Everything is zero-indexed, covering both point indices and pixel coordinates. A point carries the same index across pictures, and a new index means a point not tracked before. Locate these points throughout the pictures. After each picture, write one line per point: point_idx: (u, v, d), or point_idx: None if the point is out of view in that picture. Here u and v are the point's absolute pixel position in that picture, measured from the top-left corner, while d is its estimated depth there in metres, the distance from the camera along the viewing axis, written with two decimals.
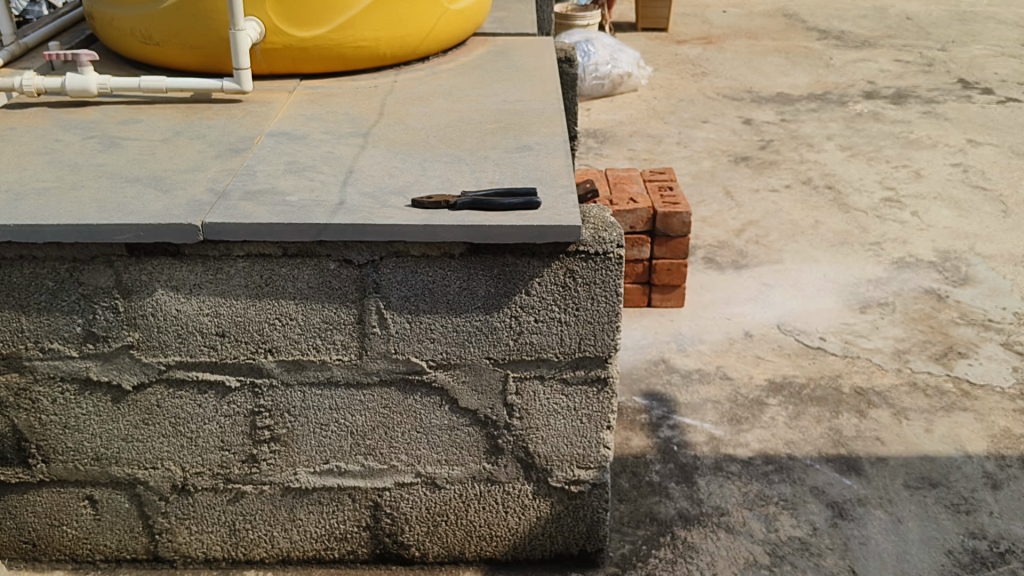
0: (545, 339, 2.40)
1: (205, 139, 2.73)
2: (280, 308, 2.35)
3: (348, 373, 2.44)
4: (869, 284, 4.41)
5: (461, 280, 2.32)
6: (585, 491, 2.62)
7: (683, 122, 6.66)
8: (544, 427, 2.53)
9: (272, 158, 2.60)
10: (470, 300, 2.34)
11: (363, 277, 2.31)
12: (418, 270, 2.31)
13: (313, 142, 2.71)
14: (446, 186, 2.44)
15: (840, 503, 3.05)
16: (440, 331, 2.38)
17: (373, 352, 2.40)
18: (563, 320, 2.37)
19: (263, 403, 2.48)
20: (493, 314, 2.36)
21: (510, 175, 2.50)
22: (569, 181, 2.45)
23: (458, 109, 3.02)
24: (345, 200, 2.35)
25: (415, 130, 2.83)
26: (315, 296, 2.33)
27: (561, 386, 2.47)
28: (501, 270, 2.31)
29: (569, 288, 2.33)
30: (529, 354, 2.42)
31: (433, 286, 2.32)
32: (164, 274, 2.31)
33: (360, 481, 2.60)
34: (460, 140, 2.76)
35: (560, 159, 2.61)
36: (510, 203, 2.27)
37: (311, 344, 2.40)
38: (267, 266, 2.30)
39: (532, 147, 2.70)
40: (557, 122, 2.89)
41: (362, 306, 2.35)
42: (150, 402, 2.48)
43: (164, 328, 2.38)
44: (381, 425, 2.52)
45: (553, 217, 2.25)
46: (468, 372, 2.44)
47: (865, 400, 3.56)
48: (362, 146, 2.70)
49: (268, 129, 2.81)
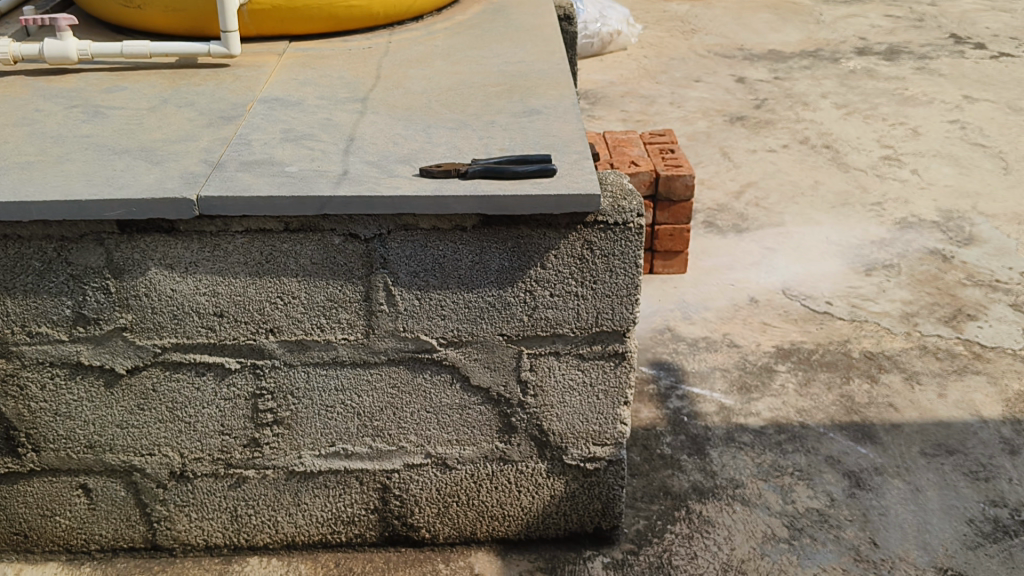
0: (560, 314, 2.29)
1: (193, 106, 2.58)
2: (281, 286, 2.22)
3: (354, 353, 2.33)
4: (873, 245, 4.33)
5: (473, 254, 2.20)
6: (601, 469, 2.53)
7: (675, 82, 6.52)
8: (559, 404, 2.43)
9: (266, 126, 2.45)
10: (483, 275, 2.23)
11: (370, 251, 2.18)
12: (428, 244, 2.19)
13: (308, 108, 2.56)
14: (454, 153, 2.31)
15: (857, 473, 2.98)
16: (451, 308, 2.27)
17: (380, 330, 2.29)
18: (580, 294, 2.26)
19: (265, 385, 2.37)
20: (506, 288, 2.25)
21: (521, 141, 2.37)
22: (582, 146, 2.33)
23: (459, 71, 2.88)
24: (349, 169, 2.21)
25: (414, 94, 2.69)
26: (319, 273, 2.21)
27: (577, 361, 2.37)
28: (515, 242, 2.19)
29: (586, 260, 2.22)
30: (543, 330, 2.31)
31: (444, 261, 2.20)
32: (158, 252, 2.17)
33: (368, 463, 2.50)
34: (465, 104, 2.62)
35: (572, 124, 2.48)
36: (524, 171, 2.15)
37: (315, 323, 2.28)
38: (268, 242, 2.17)
39: (541, 110, 2.57)
40: (564, 84, 2.76)
41: (369, 282, 2.23)
42: (145, 386, 2.36)
43: (159, 308, 2.24)
44: (390, 405, 2.42)
45: (571, 186, 2.13)
46: (480, 350, 2.34)
47: (876, 365, 3.49)
48: (361, 111, 2.56)
49: (260, 94, 2.65)
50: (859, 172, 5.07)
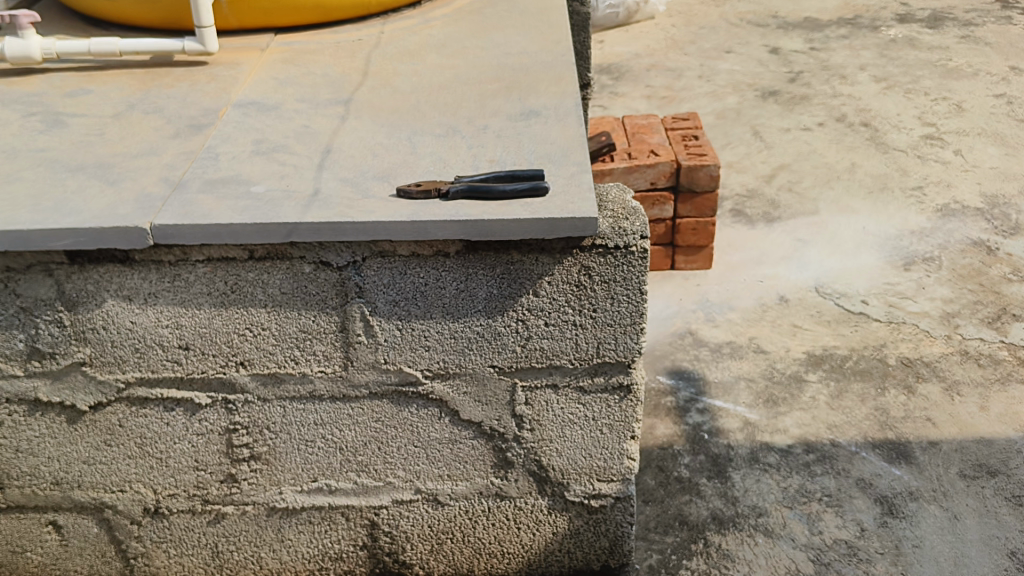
0: (557, 345, 2.07)
1: (162, 112, 2.37)
2: (249, 317, 2.02)
3: (333, 386, 2.13)
4: (912, 236, 4.04)
5: (458, 282, 1.98)
6: (608, 506, 2.33)
7: (704, 53, 6.21)
8: (558, 439, 2.22)
9: (238, 136, 2.24)
10: (469, 303, 2.01)
11: (345, 280, 1.98)
12: (407, 271, 1.97)
13: (286, 114, 2.34)
14: (439, 166, 2.08)
15: (889, 498, 2.75)
16: (436, 338, 2.06)
17: (360, 363, 2.09)
18: (578, 323, 2.04)
19: (239, 420, 2.18)
20: (496, 317, 2.03)
21: (514, 150, 2.13)
22: (581, 156, 2.09)
23: (455, 66, 2.64)
24: (320, 188, 2.00)
25: (403, 94, 2.46)
26: (290, 303, 2.01)
27: (577, 395, 2.16)
28: (505, 269, 1.97)
29: (584, 287, 1.99)
30: (539, 362, 2.10)
31: (426, 289, 1.99)
32: (113, 283, 1.98)
33: (354, 499, 2.30)
34: (457, 105, 2.38)
35: (573, 127, 2.23)
36: (513, 189, 1.92)
37: (288, 356, 2.08)
38: (232, 271, 1.96)
39: (539, 111, 2.32)
40: (567, 79, 2.51)
41: (344, 313, 2.02)
42: (110, 422, 2.18)
43: (119, 341, 2.05)
44: (374, 440, 2.22)
45: (565, 207, 1.90)
46: (470, 382, 2.13)
47: (913, 373, 3.23)
48: (343, 116, 2.33)
49: (236, 97, 2.44)
50: (897, 153, 4.76)
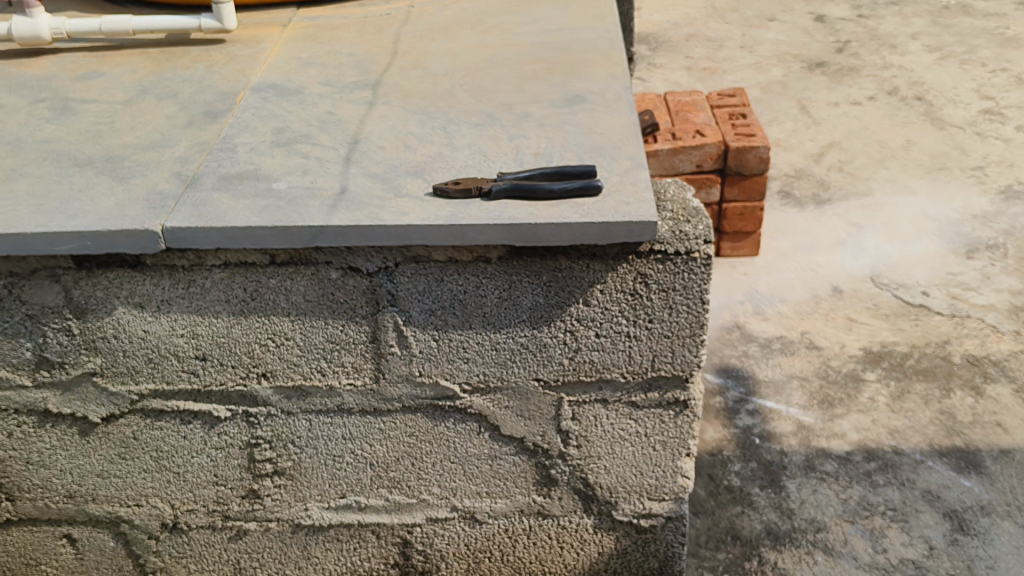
0: (608, 358, 1.89)
1: (177, 98, 2.19)
2: (272, 326, 1.85)
3: (362, 400, 1.96)
4: (974, 221, 3.80)
5: (500, 289, 1.80)
6: (659, 526, 2.14)
7: (746, 22, 5.92)
8: (607, 456, 2.04)
9: (257, 124, 2.05)
10: (512, 312, 1.83)
11: (376, 287, 1.80)
12: (444, 278, 1.78)
13: (309, 99, 2.15)
14: (478, 160, 1.88)
15: (959, 513, 2.56)
16: (475, 350, 1.88)
17: (392, 375, 1.92)
18: (631, 334, 1.85)
19: (261, 434, 2.01)
20: (541, 328, 1.85)
21: (560, 142, 1.93)
22: (635, 149, 1.88)
23: (491, 43, 2.43)
24: (348, 185, 1.81)
25: (436, 77, 2.25)
26: (316, 311, 1.83)
27: (628, 410, 1.97)
28: (552, 276, 1.78)
29: (640, 296, 1.80)
30: (587, 375, 1.91)
31: (465, 298, 1.81)
32: (123, 289, 1.81)
33: (385, 517, 2.14)
34: (495, 89, 2.17)
35: (623, 115, 2.02)
36: (562, 189, 1.73)
37: (314, 367, 1.91)
38: (251, 277, 1.78)
39: (585, 96, 2.11)
40: (615, 59, 2.29)
41: (375, 322, 1.84)
42: (124, 434, 2.02)
43: (131, 351, 1.89)
44: (407, 456, 2.05)
45: (620, 209, 1.70)
46: (512, 397, 1.95)
47: (981, 373, 3.02)
48: (371, 102, 2.14)
49: (255, 80, 2.25)
50: (955, 129, 4.49)
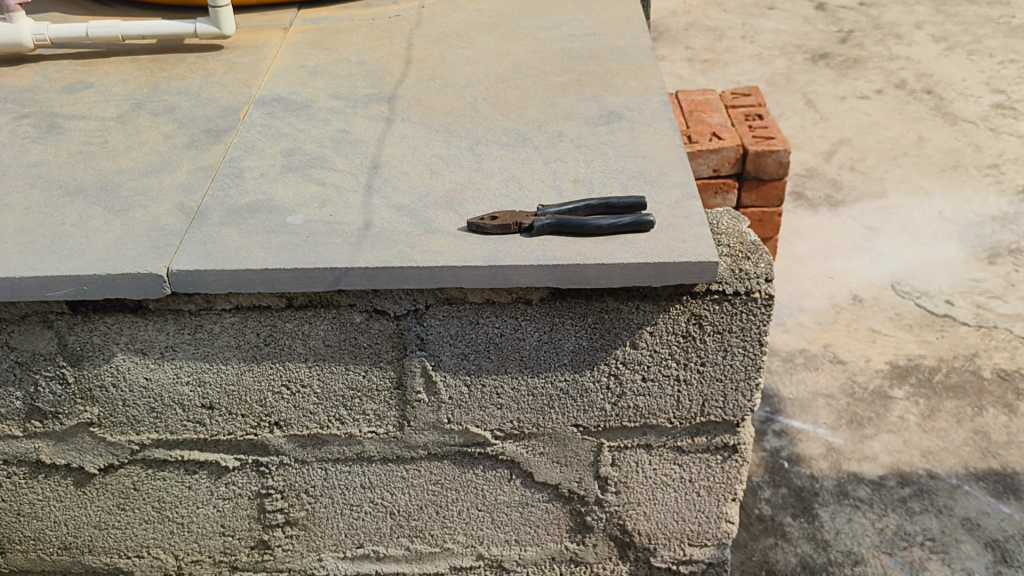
0: (654, 403, 1.74)
1: (174, 113, 2.00)
2: (287, 373, 1.69)
3: (384, 448, 1.80)
4: (994, 223, 3.68)
5: (540, 332, 1.64)
6: (699, 572, 2.01)
7: (745, 10, 5.76)
8: (647, 502, 1.89)
9: (265, 145, 1.87)
10: (552, 356, 1.67)
11: (403, 331, 1.64)
12: (480, 321, 1.63)
13: (320, 115, 1.98)
14: (512, 190, 1.73)
15: (1001, 543, 2.44)
16: (510, 395, 1.73)
17: (418, 422, 1.76)
18: (681, 378, 1.71)
19: (273, 484, 1.85)
20: (583, 372, 1.69)
21: (600, 168, 1.78)
22: (684, 177, 1.73)
23: (512, 52, 2.26)
24: (372, 219, 1.64)
25: (456, 89, 2.08)
26: (336, 357, 1.67)
27: (673, 455, 1.82)
28: (598, 318, 1.63)
29: (692, 338, 1.65)
30: (630, 421, 1.77)
31: (501, 341, 1.65)
32: (124, 335, 1.64)
33: (405, 566, 1.99)
34: (522, 104, 2.01)
35: (665, 135, 1.87)
36: (609, 224, 1.57)
37: (332, 415, 1.75)
38: (266, 321, 1.62)
39: (621, 114, 1.95)
40: (648, 72, 2.13)
41: (401, 367, 1.68)
42: (123, 485, 1.85)
43: (132, 400, 1.72)
44: (431, 504, 1.90)
45: (675, 247, 1.55)
46: (549, 443, 1.80)
47: (1013, 390, 2.91)
48: (388, 119, 1.96)
49: (259, 92, 2.07)
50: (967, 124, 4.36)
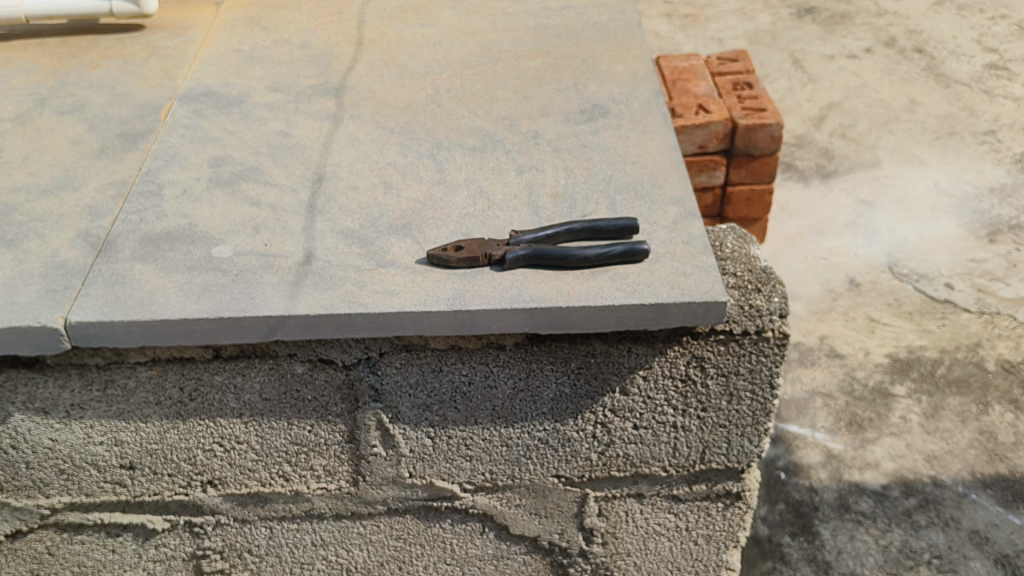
0: (648, 451, 1.51)
1: (84, 112, 1.71)
2: (218, 430, 1.44)
3: (337, 504, 1.57)
4: (994, 196, 3.38)
5: (516, 380, 1.40)
6: None
7: None
8: (640, 554, 1.66)
9: (190, 151, 1.59)
10: (529, 405, 1.44)
11: (355, 382, 1.39)
12: (443, 369, 1.38)
13: (256, 113, 1.69)
14: (480, 209, 1.46)
15: (1012, 560, 2.28)
16: (481, 447, 1.49)
17: (375, 477, 1.52)
18: (678, 425, 1.48)
19: (210, 545, 1.61)
20: (565, 421, 1.46)
21: (584, 178, 1.52)
22: (682, 190, 1.48)
23: (479, 30, 1.97)
24: (314, 250, 1.38)
25: (414, 78, 1.80)
26: (276, 411, 1.42)
27: (668, 504, 1.60)
28: (583, 364, 1.39)
29: (693, 382, 1.42)
30: (620, 470, 1.54)
31: (470, 390, 1.41)
32: (21, 392, 1.38)
33: None
34: (491, 98, 1.74)
35: (657, 135, 1.61)
36: (597, 254, 1.32)
37: (274, 472, 1.51)
38: (190, 375, 1.36)
39: (606, 108, 1.69)
40: (635, 56, 1.86)
41: (353, 421, 1.44)
42: (36, 550, 1.59)
43: (37, 463, 1.47)
44: (393, 561, 1.66)
45: (675, 282, 1.30)
46: (526, 494, 1.57)
47: (1019, 385, 2.71)
48: (335, 116, 1.69)
49: (185, 85, 1.78)
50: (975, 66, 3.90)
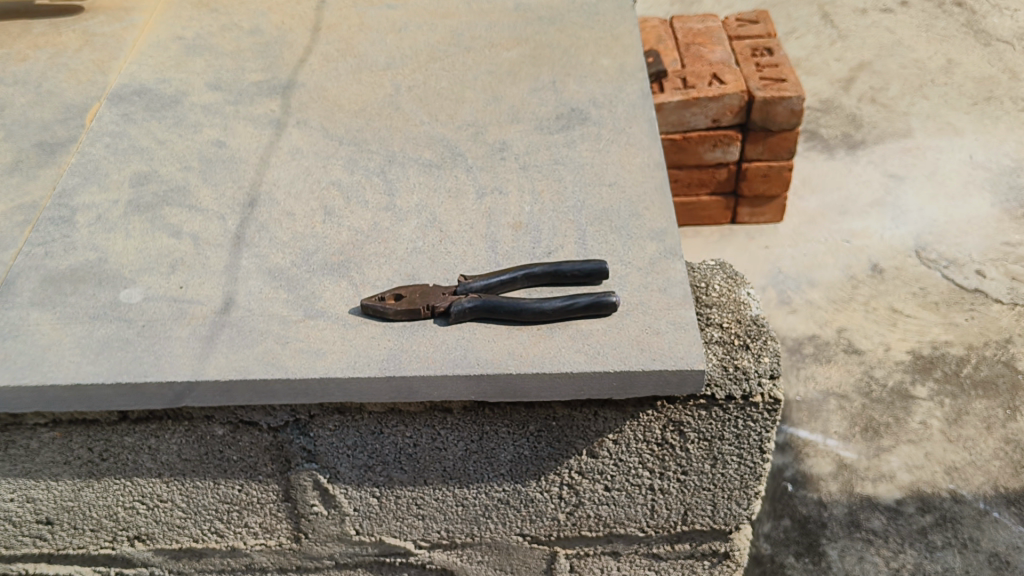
0: (622, 511, 1.35)
1: (2, 114, 1.53)
2: (137, 488, 1.29)
3: (280, 559, 1.42)
4: None
5: (466, 442, 1.23)
6: None
7: None
8: None
9: (110, 166, 1.41)
10: (485, 467, 1.27)
11: (284, 443, 1.23)
12: (383, 431, 1.21)
13: (190, 117, 1.50)
14: (430, 242, 1.27)
15: None
16: (434, 507, 1.33)
17: (318, 535, 1.37)
18: (656, 487, 1.31)
19: None
20: (526, 482, 1.29)
21: (552, 204, 1.32)
22: (663, 222, 1.28)
23: (452, 11, 1.75)
24: (234, 295, 1.21)
25: (372, 72, 1.60)
26: (199, 471, 1.27)
27: (648, 562, 1.44)
28: (544, 427, 1.21)
29: (671, 446, 1.24)
30: (592, 530, 1.38)
31: (415, 452, 1.24)
32: None
33: None
34: (458, 98, 1.54)
35: (641, 150, 1.41)
36: (556, 309, 1.14)
37: (206, 529, 1.36)
38: (98, 436, 1.22)
39: (585, 114, 1.48)
40: (624, 45, 1.63)
41: (286, 480, 1.28)
42: None
43: None
44: None
45: (645, 344, 1.12)
46: (487, 552, 1.41)
47: None
48: (279, 122, 1.49)
49: (118, 80, 1.59)
50: None
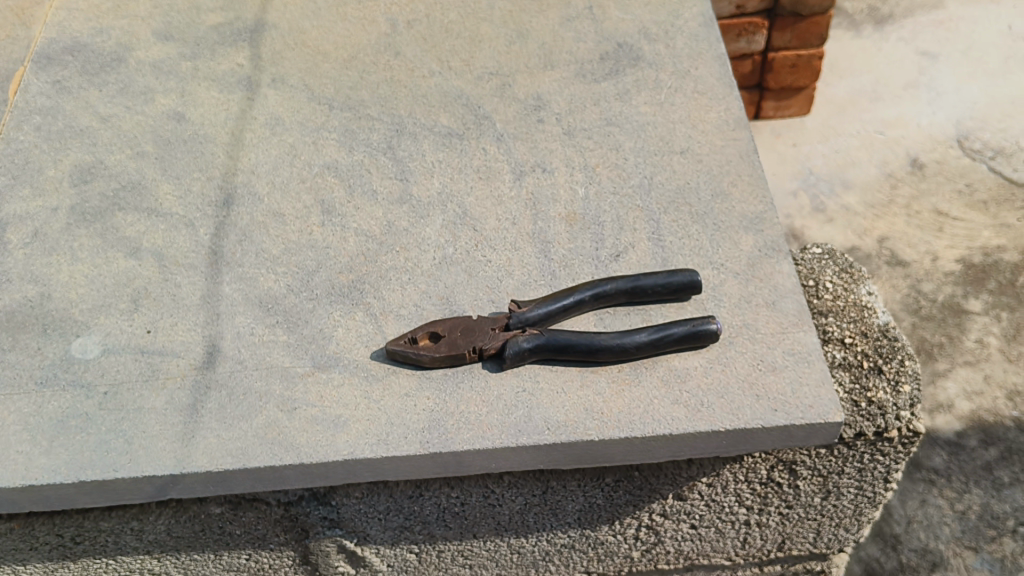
0: (708, 545, 1.12)
1: None
2: (122, 565, 1.04)
3: None
4: None
5: (526, 497, 0.99)
6: None
7: None
8: None
9: (43, 157, 1.10)
10: (548, 517, 1.03)
11: (298, 514, 0.98)
12: (423, 495, 0.96)
13: (138, 81, 1.17)
14: (465, 247, 1.00)
15: None
16: (483, 557, 1.10)
17: None
18: (752, 521, 1.08)
19: None
20: (596, 528, 1.06)
21: (611, 184, 1.04)
22: (757, 204, 1.01)
23: None
24: (220, 341, 0.93)
25: (359, 4, 1.27)
26: (196, 545, 1.02)
27: None
28: (622, 478, 0.97)
29: (778, 483, 1.01)
30: (671, 564, 1.16)
31: (461, 510, 1.00)
32: None
33: None
34: (472, 36, 1.22)
35: (713, 99, 1.12)
36: (642, 344, 0.88)
37: None
38: (66, 521, 0.96)
39: (637, 51, 1.18)
40: None
41: (304, 547, 1.04)
42: None
43: None
44: None
45: (760, 388, 0.87)
46: None
47: None
48: (251, 80, 1.17)
49: (42, 32, 1.25)
50: None
